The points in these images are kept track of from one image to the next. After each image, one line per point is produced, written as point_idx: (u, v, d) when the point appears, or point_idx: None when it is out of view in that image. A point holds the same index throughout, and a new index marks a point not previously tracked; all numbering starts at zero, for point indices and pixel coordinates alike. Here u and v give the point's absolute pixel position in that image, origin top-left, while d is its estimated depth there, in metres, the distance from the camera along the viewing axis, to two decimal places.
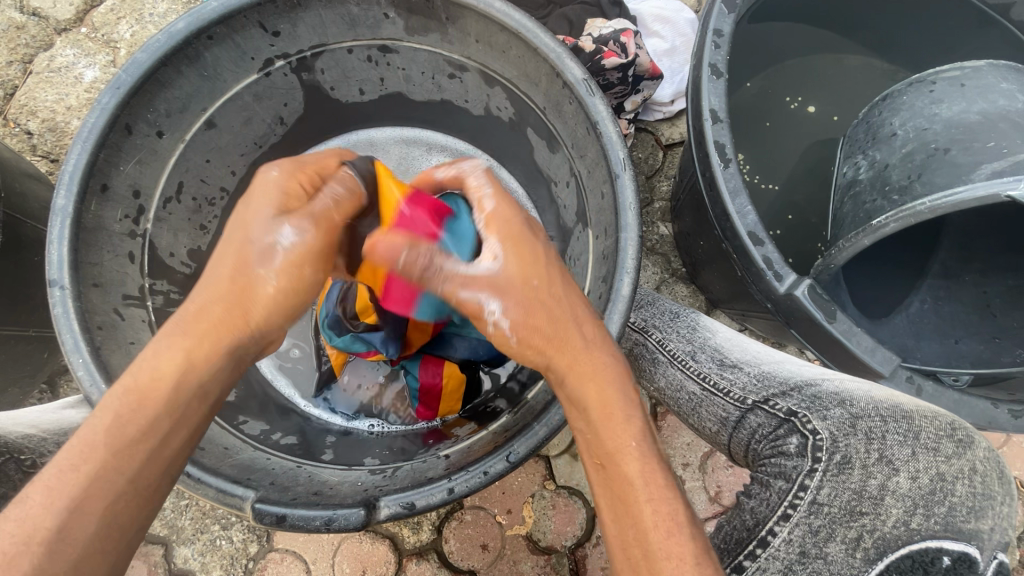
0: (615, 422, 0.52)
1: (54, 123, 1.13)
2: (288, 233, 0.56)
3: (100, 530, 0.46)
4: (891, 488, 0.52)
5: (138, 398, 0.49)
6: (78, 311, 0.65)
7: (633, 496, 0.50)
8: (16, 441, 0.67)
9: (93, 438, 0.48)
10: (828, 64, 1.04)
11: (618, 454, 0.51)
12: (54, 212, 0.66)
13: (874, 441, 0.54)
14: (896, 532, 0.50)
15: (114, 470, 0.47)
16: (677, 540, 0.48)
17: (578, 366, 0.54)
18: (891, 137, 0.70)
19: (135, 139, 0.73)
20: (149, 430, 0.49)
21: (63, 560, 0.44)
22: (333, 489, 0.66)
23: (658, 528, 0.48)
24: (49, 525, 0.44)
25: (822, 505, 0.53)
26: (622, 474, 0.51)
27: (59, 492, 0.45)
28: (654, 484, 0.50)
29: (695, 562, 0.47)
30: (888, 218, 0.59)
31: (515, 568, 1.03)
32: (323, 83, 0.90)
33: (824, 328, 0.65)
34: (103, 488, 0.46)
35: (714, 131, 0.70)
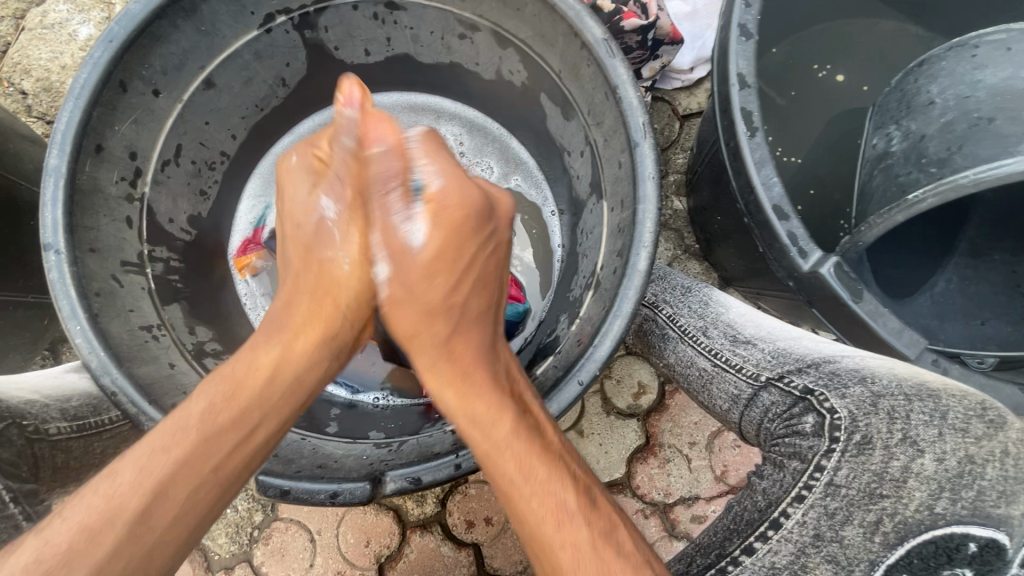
0: (482, 427, 0.56)
1: (49, 82, 1.09)
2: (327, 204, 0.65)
3: (178, 512, 0.50)
4: (915, 471, 0.51)
5: (237, 385, 0.56)
6: (74, 277, 0.63)
7: (522, 504, 0.53)
8: (19, 407, 0.66)
9: (188, 423, 0.53)
10: (860, 30, 0.99)
11: (495, 453, 0.55)
12: (46, 172, 0.63)
13: (896, 421, 0.54)
14: (918, 517, 0.50)
15: (200, 455, 0.52)
16: (568, 537, 0.51)
17: (453, 382, 0.59)
18: (928, 106, 0.66)
19: (130, 97, 0.70)
20: (242, 419, 0.54)
21: (143, 542, 0.48)
22: (337, 463, 0.65)
23: (548, 525, 0.52)
24: (133, 507, 0.48)
25: (839, 487, 0.54)
26: (502, 475, 0.55)
27: (147, 473, 0.50)
28: (535, 483, 0.53)
29: (584, 550, 0.51)
30: (925, 194, 0.56)
31: (519, 541, 1.03)
32: (327, 42, 0.85)
33: (849, 307, 0.62)
34: (187, 475, 0.51)
35: (741, 97, 0.66)
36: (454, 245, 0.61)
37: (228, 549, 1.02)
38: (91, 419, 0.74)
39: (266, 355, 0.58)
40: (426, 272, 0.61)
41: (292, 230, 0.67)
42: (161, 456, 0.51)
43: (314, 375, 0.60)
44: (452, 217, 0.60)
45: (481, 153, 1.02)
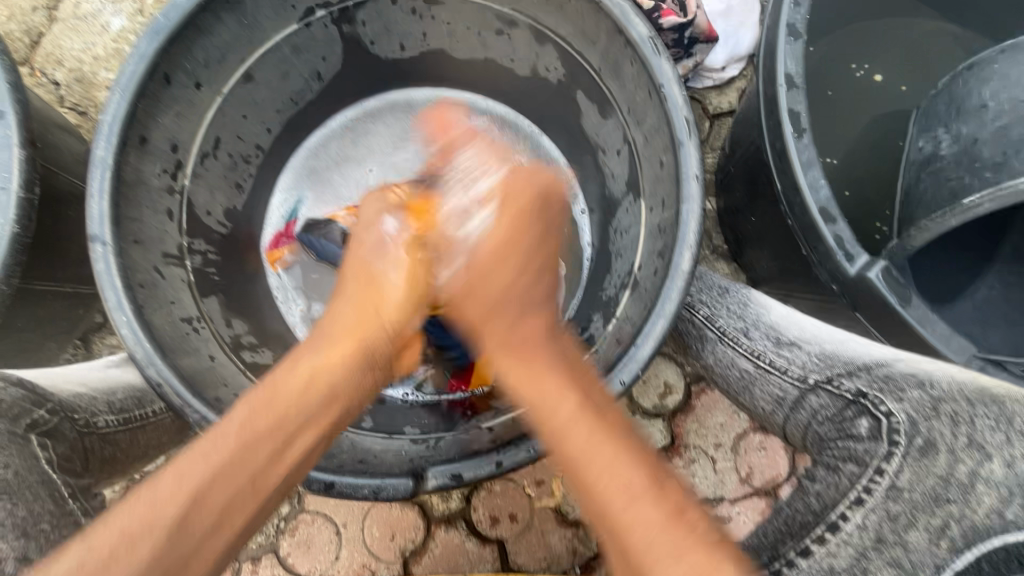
0: (539, 383, 0.59)
1: (82, 73, 1.10)
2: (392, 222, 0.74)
3: (216, 518, 0.49)
4: (983, 475, 0.52)
5: (277, 393, 0.56)
6: (120, 268, 0.64)
7: (575, 452, 0.54)
8: (69, 400, 0.69)
9: (228, 430, 0.53)
10: (900, 30, 0.97)
11: (566, 424, 0.56)
12: (93, 163, 0.63)
13: (961, 425, 0.55)
14: (987, 521, 0.51)
15: (239, 460, 0.51)
16: (621, 479, 0.51)
17: (506, 343, 0.64)
18: (980, 109, 0.65)
19: (174, 90, 0.70)
20: (278, 429, 0.54)
21: (184, 543, 0.48)
22: (377, 458, 0.65)
23: (599, 470, 0.52)
24: (172, 511, 0.48)
25: (903, 491, 0.54)
26: (575, 444, 0.54)
27: (189, 478, 0.49)
28: (610, 452, 0.53)
29: (638, 490, 0.50)
30: (982, 198, 0.57)
31: (543, 539, 1.03)
32: (363, 37, 0.85)
33: (897, 313, 0.62)
34: (228, 479, 0.50)
35: (788, 97, 0.65)
36: (525, 225, 0.67)
37: (254, 540, 1.03)
38: (136, 411, 0.76)
39: (304, 364, 0.59)
40: (489, 258, 0.67)
41: (356, 252, 0.73)
42: (203, 461, 0.51)
43: (361, 383, 0.61)
44: (518, 203, 0.67)
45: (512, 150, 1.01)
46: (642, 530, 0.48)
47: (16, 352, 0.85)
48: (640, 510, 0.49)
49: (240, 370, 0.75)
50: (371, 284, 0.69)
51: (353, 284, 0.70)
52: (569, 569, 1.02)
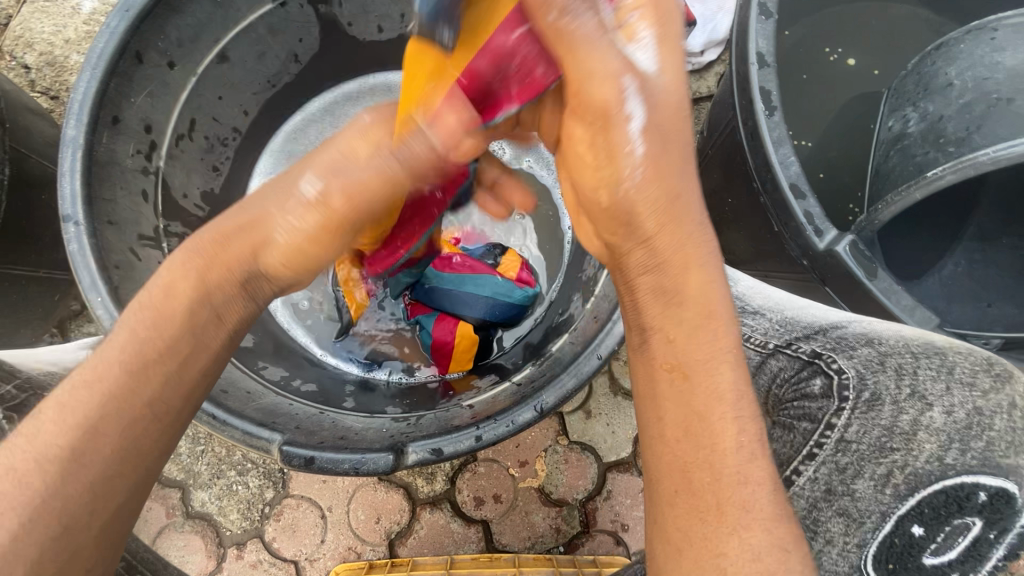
0: (710, 335, 0.47)
1: (53, 57, 1.07)
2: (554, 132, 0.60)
3: (115, 454, 0.43)
4: (924, 423, 0.51)
5: (159, 314, 0.47)
6: (93, 249, 0.63)
7: (716, 413, 0.44)
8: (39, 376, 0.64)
9: (111, 356, 0.45)
10: (873, 14, 0.99)
11: (707, 365, 0.46)
12: (64, 142, 0.62)
13: (905, 376, 0.54)
14: (927, 468, 0.50)
15: (133, 387, 0.44)
16: (750, 475, 0.43)
17: (685, 259, 0.48)
18: (946, 88, 0.67)
19: (146, 69, 0.69)
20: (167, 351, 0.46)
21: (76, 482, 0.41)
22: (358, 435, 0.66)
23: (735, 448, 0.43)
24: (60, 443, 0.42)
25: (850, 443, 0.55)
26: (708, 391, 0.45)
27: (74, 409, 0.43)
28: (743, 403, 0.45)
29: (772, 489, 0.43)
30: (944, 170, 0.58)
31: (527, 518, 1.04)
32: (341, 18, 0.84)
33: (863, 285, 0.64)
34: (120, 405, 0.44)
35: (759, 76, 0.66)
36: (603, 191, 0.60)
37: (240, 525, 1.03)
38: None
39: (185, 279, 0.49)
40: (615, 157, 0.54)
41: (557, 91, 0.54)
42: (88, 389, 0.44)
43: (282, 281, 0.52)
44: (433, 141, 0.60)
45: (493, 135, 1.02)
46: (755, 525, 0.41)
47: None
48: (759, 503, 0.42)
49: None
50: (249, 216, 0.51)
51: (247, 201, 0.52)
52: (553, 548, 1.04)
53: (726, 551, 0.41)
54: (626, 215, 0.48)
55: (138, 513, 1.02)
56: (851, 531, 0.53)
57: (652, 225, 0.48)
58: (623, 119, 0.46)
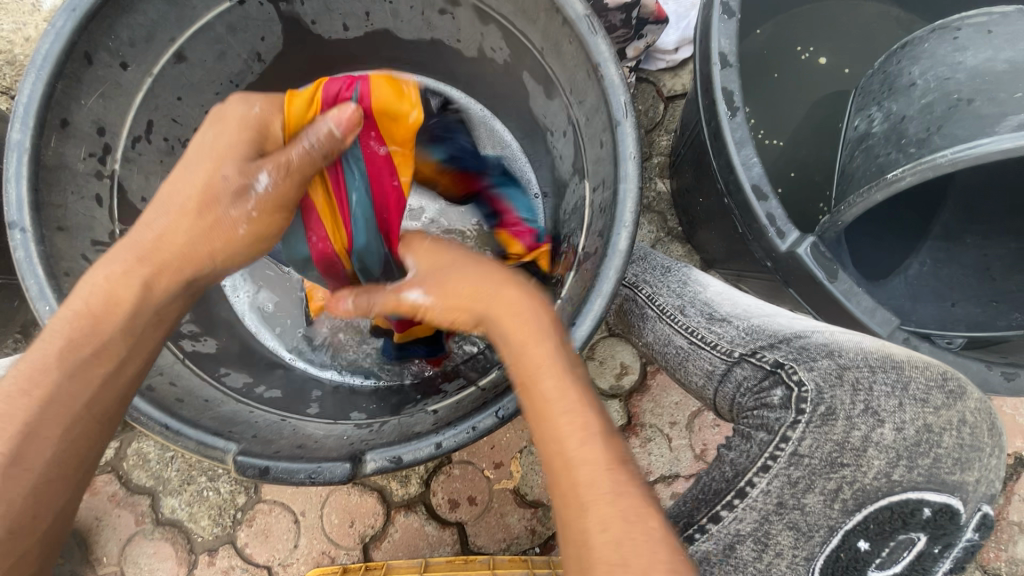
0: (534, 347, 0.51)
1: (13, 55, 1.05)
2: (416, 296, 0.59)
3: (56, 454, 0.49)
4: (874, 440, 0.52)
5: (94, 323, 0.52)
6: (41, 256, 0.61)
7: (544, 410, 0.48)
8: None
9: (45, 361, 0.50)
10: (844, 12, 0.98)
11: (540, 370, 0.49)
12: (8, 146, 0.60)
13: (860, 392, 0.54)
14: (876, 483, 0.51)
15: (67, 392, 0.50)
16: (588, 453, 0.45)
17: (501, 310, 0.54)
18: (909, 88, 0.67)
19: (96, 70, 0.67)
20: (105, 354, 0.52)
21: (25, 480, 0.48)
22: (317, 443, 0.65)
23: (570, 436, 0.46)
24: (5, 448, 0.47)
25: (803, 457, 0.54)
26: (540, 393, 0.49)
27: (12, 417, 0.48)
28: (577, 394, 0.48)
29: (608, 467, 0.44)
30: (904, 172, 0.58)
31: (502, 520, 1.04)
32: (303, 16, 0.83)
33: (825, 287, 0.64)
34: (59, 414, 0.49)
35: (722, 76, 0.66)
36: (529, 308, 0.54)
37: (211, 531, 1.02)
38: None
39: (122, 281, 0.53)
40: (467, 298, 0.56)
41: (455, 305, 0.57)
42: (23, 392, 0.49)
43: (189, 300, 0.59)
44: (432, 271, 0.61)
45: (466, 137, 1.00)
46: (601, 503, 0.43)
47: None
48: (599, 479, 0.44)
49: (178, 359, 0.71)
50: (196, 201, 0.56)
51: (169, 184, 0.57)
52: (528, 549, 1.03)
53: (587, 530, 0.43)
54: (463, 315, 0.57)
55: (107, 520, 1.01)
56: (801, 544, 0.51)
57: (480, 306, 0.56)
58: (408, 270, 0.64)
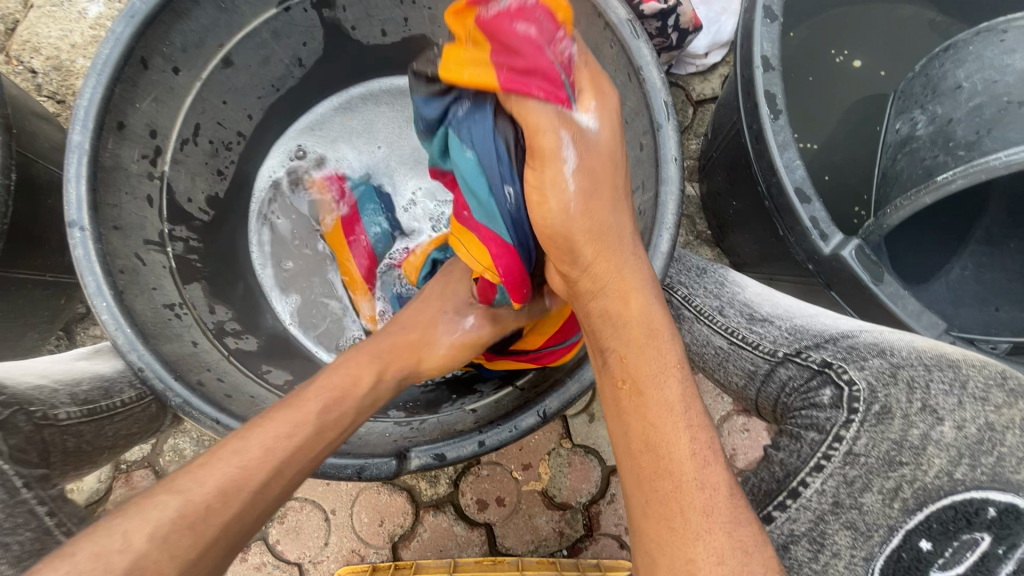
0: (655, 347, 0.54)
1: (59, 61, 1.08)
2: (589, 119, 0.55)
3: (286, 487, 0.52)
4: (934, 438, 0.52)
5: (343, 393, 0.59)
6: (99, 253, 0.63)
7: (655, 365, 0.53)
8: (26, 393, 0.64)
9: (303, 416, 0.55)
10: (878, 14, 0.98)
11: (656, 379, 0.52)
12: (70, 148, 0.63)
13: (917, 391, 0.54)
14: (938, 483, 0.51)
15: (313, 442, 0.54)
16: (703, 428, 0.50)
17: (625, 287, 0.56)
18: (955, 90, 0.66)
19: (151, 74, 0.70)
20: (341, 422, 0.57)
21: (249, 507, 0.49)
22: (361, 439, 0.66)
23: (682, 402, 0.51)
24: (257, 478, 0.50)
25: (859, 455, 0.54)
26: (659, 400, 0.51)
27: (274, 451, 0.51)
28: (693, 413, 0.51)
29: (728, 493, 0.48)
30: (956, 174, 0.57)
31: (531, 521, 1.04)
32: (344, 22, 0.84)
33: (869, 289, 0.64)
34: (301, 458, 0.53)
35: (764, 79, 0.66)
36: (622, 239, 0.57)
37: None
38: (102, 403, 0.69)
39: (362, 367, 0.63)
40: (587, 212, 0.56)
41: (597, 163, 0.56)
42: (266, 449, 0.51)
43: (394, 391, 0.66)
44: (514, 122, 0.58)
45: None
46: (717, 533, 0.46)
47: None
48: (718, 509, 0.47)
49: (224, 356, 0.74)
50: (414, 334, 0.70)
51: (402, 313, 0.74)
52: (556, 551, 1.03)
53: (694, 560, 0.45)
54: (568, 244, 0.57)
55: None
56: (859, 544, 0.51)
57: (589, 255, 0.56)
58: (558, 164, 0.54)
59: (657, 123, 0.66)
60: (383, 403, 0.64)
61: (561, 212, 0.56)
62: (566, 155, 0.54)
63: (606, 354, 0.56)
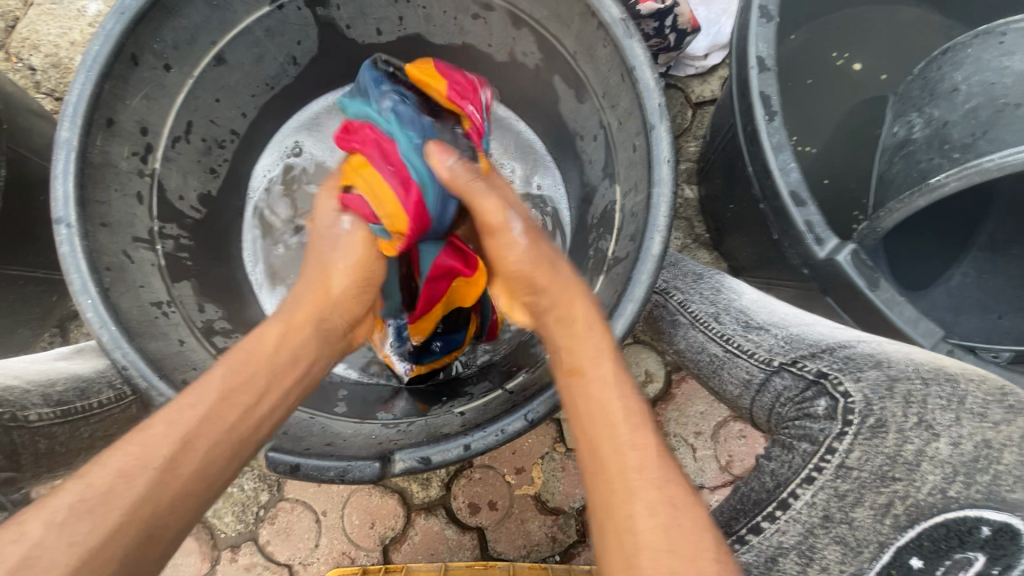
0: (593, 336, 0.58)
1: (58, 58, 1.08)
2: (518, 224, 0.67)
3: (199, 470, 0.49)
4: (929, 454, 0.49)
5: (252, 355, 0.57)
6: (85, 250, 0.63)
7: (595, 350, 0.56)
8: (0, 393, 0.61)
9: (208, 385, 0.53)
10: (880, 16, 0.97)
11: (596, 361, 0.55)
12: (57, 144, 0.62)
13: (913, 405, 0.51)
14: (930, 500, 0.48)
15: (220, 414, 0.52)
16: (637, 409, 0.52)
17: (566, 295, 0.62)
18: (952, 93, 0.65)
19: (141, 71, 0.69)
20: (252, 385, 0.55)
21: (168, 488, 0.47)
22: (347, 441, 0.65)
23: (616, 382, 0.54)
24: (163, 453, 0.48)
25: (851, 469, 0.52)
26: (597, 378, 0.54)
27: (177, 424, 0.50)
28: (628, 396, 0.53)
29: (657, 454, 0.49)
30: (949, 177, 0.56)
31: (523, 526, 1.03)
32: (338, 20, 0.84)
33: (865, 295, 0.62)
34: (208, 431, 0.50)
35: (760, 80, 0.65)
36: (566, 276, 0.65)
37: (234, 528, 1.03)
38: (78, 403, 0.69)
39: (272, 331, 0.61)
40: (530, 259, 0.65)
41: (533, 250, 0.66)
42: (204, 414, 0.51)
43: (319, 349, 0.63)
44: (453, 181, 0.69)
45: (506, 156, 1.01)
46: (650, 488, 0.46)
47: None
48: (649, 470, 0.47)
49: (212, 355, 0.74)
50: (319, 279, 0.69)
51: (304, 272, 0.72)
52: (548, 557, 1.02)
53: (633, 515, 0.45)
54: (528, 283, 0.65)
55: None
56: (849, 560, 0.50)
57: (542, 285, 0.64)
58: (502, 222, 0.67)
59: (650, 124, 0.65)
60: (312, 372, 0.61)
61: (512, 250, 0.66)
62: (512, 222, 0.67)
63: (558, 356, 0.59)
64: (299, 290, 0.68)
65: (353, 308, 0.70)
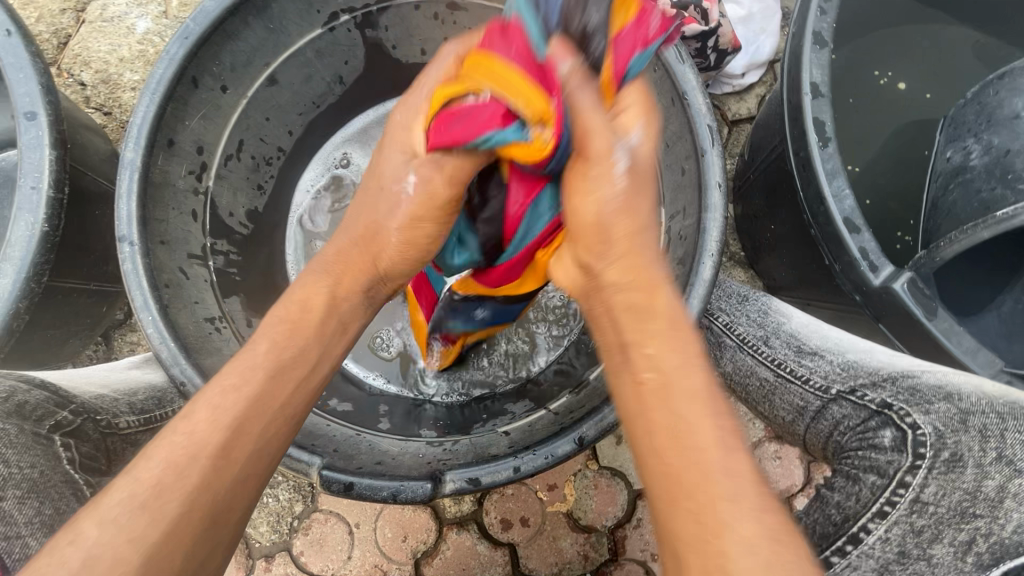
0: (682, 337, 0.43)
1: (107, 74, 1.12)
2: (637, 136, 0.47)
3: (254, 452, 0.46)
4: (1014, 490, 0.46)
5: (299, 323, 0.52)
6: (146, 268, 0.64)
7: (683, 354, 0.42)
8: (92, 402, 0.66)
9: (253, 363, 0.49)
10: (924, 37, 0.96)
11: (683, 369, 0.41)
12: (122, 164, 0.64)
13: (990, 439, 0.50)
14: (1017, 537, 0.45)
15: (269, 393, 0.48)
16: (728, 421, 0.40)
17: (641, 274, 0.44)
18: (1012, 120, 0.64)
19: (201, 93, 0.71)
20: (302, 356, 0.51)
21: (225, 476, 0.44)
22: (395, 460, 0.66)
23: (705, 390, 0.41)
24: (213, 440, 0.44)
25: (927, 505, 0.51)
26: (685, 389, 0.41)
27: (222, 410, 0.46)
28: (719, 399, 0.41)
29: (755, 480, 0.38)
30: (1017, 211, 0.56)
31: (554, 544, 1.03)
32: (386, 41, 0.85)
33: (922, 325, 0.61)
34: (260, 411, 0.47)
35: (813, 106, 0.65)
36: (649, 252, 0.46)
37: (268, 538, 1.04)
38: (156, 411, 0.74)
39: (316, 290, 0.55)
40: (623, 213, 0.45)
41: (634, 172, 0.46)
42: (212, 409, 0.46)
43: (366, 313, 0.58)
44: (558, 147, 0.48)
45: None
46: (745, 522, 0.36)
47: (41, 349, 0.86)
48: (745, 498, 0.37)
49: None
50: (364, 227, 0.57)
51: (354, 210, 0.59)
52: (580, 574, 1.02)
53: (731, 565, 0.35)
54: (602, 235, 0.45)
55: None
56: None
57: (619, 252, 0.45)
58: (610, 164, 0.45)
59: (701, 149, 0.65)
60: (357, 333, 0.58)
61: (603, 200, 0.45)
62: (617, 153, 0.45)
63: (627, 352, 0.43)
64: (340, 235, 0.58)
65: (405, 264, 0.58)
